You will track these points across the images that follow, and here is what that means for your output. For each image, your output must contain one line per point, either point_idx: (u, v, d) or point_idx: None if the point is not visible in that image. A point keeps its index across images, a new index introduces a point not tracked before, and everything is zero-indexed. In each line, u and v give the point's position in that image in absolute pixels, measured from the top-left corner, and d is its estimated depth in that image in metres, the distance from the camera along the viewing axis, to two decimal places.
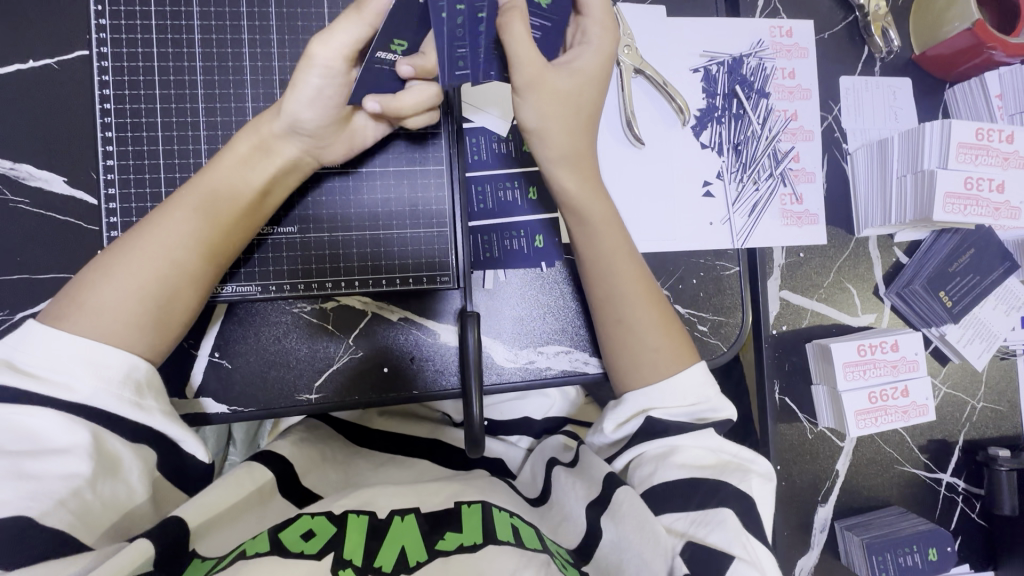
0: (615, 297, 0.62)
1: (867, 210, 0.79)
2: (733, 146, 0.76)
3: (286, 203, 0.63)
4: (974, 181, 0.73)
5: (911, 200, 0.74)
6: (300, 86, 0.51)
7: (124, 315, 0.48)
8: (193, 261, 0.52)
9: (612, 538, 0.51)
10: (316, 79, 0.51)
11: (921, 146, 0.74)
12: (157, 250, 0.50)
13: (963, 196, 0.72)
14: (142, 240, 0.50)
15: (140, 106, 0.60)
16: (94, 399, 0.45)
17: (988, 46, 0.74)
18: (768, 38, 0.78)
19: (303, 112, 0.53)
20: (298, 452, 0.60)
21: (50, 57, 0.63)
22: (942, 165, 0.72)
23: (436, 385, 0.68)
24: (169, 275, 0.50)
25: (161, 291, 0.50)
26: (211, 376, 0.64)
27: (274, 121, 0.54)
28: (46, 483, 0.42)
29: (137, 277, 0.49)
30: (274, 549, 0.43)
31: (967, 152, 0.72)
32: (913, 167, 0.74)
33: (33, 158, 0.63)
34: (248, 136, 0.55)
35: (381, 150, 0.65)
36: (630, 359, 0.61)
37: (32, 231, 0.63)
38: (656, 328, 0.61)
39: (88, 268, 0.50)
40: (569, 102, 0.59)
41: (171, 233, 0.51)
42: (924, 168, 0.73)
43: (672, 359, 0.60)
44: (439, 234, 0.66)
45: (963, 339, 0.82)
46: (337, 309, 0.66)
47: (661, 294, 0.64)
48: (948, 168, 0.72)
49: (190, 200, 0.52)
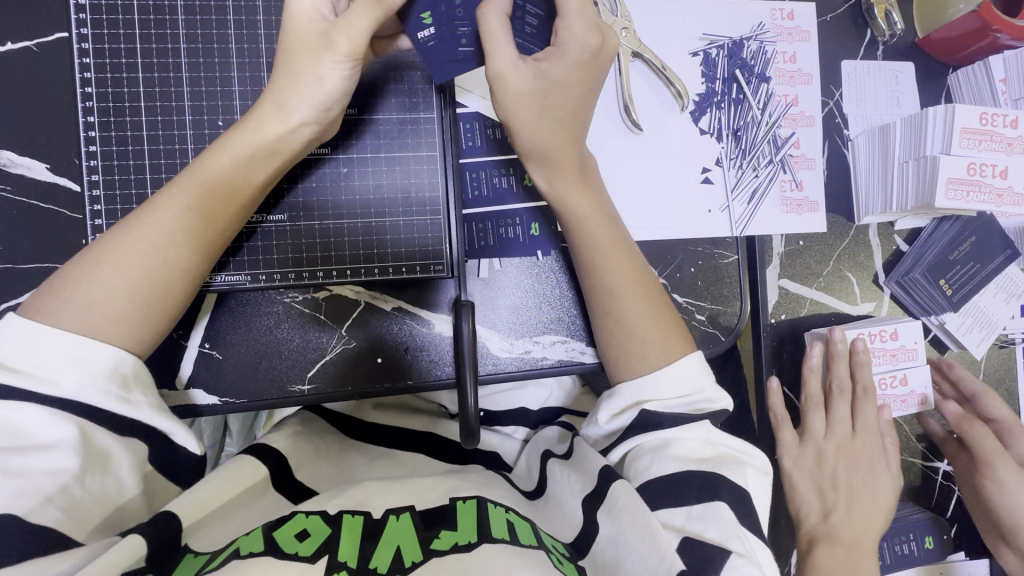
0: (607, 294, 0.61)
1: (867, 197, 0.78)
2: (732, 132, 0.75)
3: (282, 190, 0.61)
4: (977, 167, 0.71)
5: (913, 185, 0.72)
6: (329, 79, 0.51)
7: (112, 310, 0.47)
8: (185, 258, 0.50)
9: (609, 533, 0.50)
10: (327, 79, 0.51)
11: (924, 131, 0.72)
12: (147, 245, 0.49)
13: (967, 182, 0.71)
14: (131, 233, 0.49)
15: (123, 91, 0.58)
16: (79, 394, 0.44)
17: (993, 29, 0.73)
18: (769, 21, 0.77)
19: (310, 107, 0.51)
20: (290, 445, 0.59)
21: (29, 40, 0.61)
22: (944, 150, 0.71)
23: (431, 376, 0.67)
24: (158, 270, 0.49)
25: (148, 286, 0.49)
26: (202, 368, 0.63)
27: (278, 122, 0.52)
28: (31, 480, 0.41)
29: (127, 272, 0.48)
30: (269, 549, 0.42)
31: (970, 137, 0.71)
32: (915, 152, 0.73)
33: (14, 144, 0.61)
34: (251, 136, 0.52)
35: (373, 135, 0.63)
36: (619, 346, 0.61)
37: (15, 220, 0.61)
38: (647, 321, 0.60)
39: (75, 260, 0.49)
40: (533, 104, 0.56)
41: (161, 227, 0.49)
42: (927, 154, 0.72)
43: (662, 351, 0.59)
44: (433, 222, 0.65)
45: (963, 327, 0.81)
46: (329, 298, 0.65)
47: (656, 285, 0.63)
48: (951, 154, 0.71)
49: (184, 194, 0.51)
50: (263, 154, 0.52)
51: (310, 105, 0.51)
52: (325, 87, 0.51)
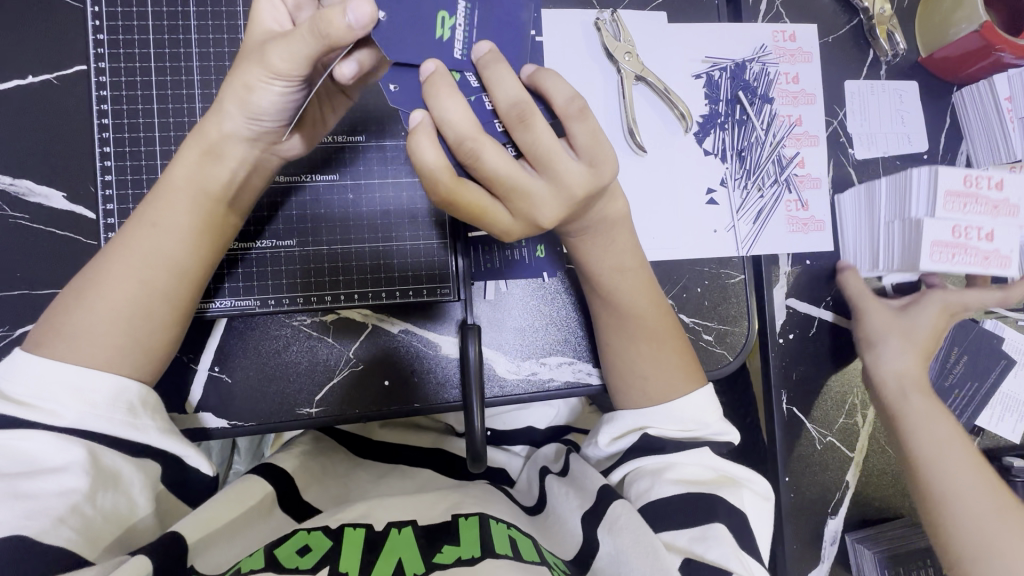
0: (603, 327, 0.62)
1: (854, 246, 0.78)
2: (737, 152, 0.75)
3: (275, 215, 0.62)
4: (961, 230, 0.70)
5: (900, 246, 0.72)
6: (260, 91, 0.46)
7: (98, 339, 0.48)
8: (161, 278, 0.50)
9: (610, 551, 0.49)
10: (258, 89, 0.46)
11: (909, 190, 0.70)
12: (122, 269, 0.49)
13: (951, 245, 0.70)
14: (109, 260, 0.50)
15: (138, 121, 0.60)
16: (82, 422, 0.45)
17: (996, 48, 0.73)
18: (772, 43, 0.78)
19: (247, 113, 0.48)
20: (299, 466, 0.59)
21: (49, 73, 0.63)
22: (928, 213, 0.69)
23: (438, 398, 0.67)
24: (136, 295, 0.49)
25: (131, 312, 0.49)
26: (211, 391, 0.63)
27: (216, 125, 0.49)
28: (41, 501, 0.41)
29: (109, 297, 0.48)
30: (270, 566, 0.42)
31: (956, 200, 0.69)
32: (901, 212, 0.72)
33: (32, 173, 0.63)
34: (196, 142, 0.50)
35: (380, 160, 0.65)
36: (617, 376, 0.61)
37: (33, 247, 0.63)
38: (650, 359, 0.60)
39: (64, 292, 0.50)
40: None
41: (132, 249, 0.50)
42: (912, 216, 0.71)
43: (664, 386, 0.59)
44: (440, 244, 0.66)
45: (993, 417, 0.83)
46: (338, 321, 0.66)
47: (668, 317, 0.61)
48: (935, 216, 0.69)
49: (151, 216, 0.50)
50: (211, 159, 0.51)
51: (238, 106, 0.48)
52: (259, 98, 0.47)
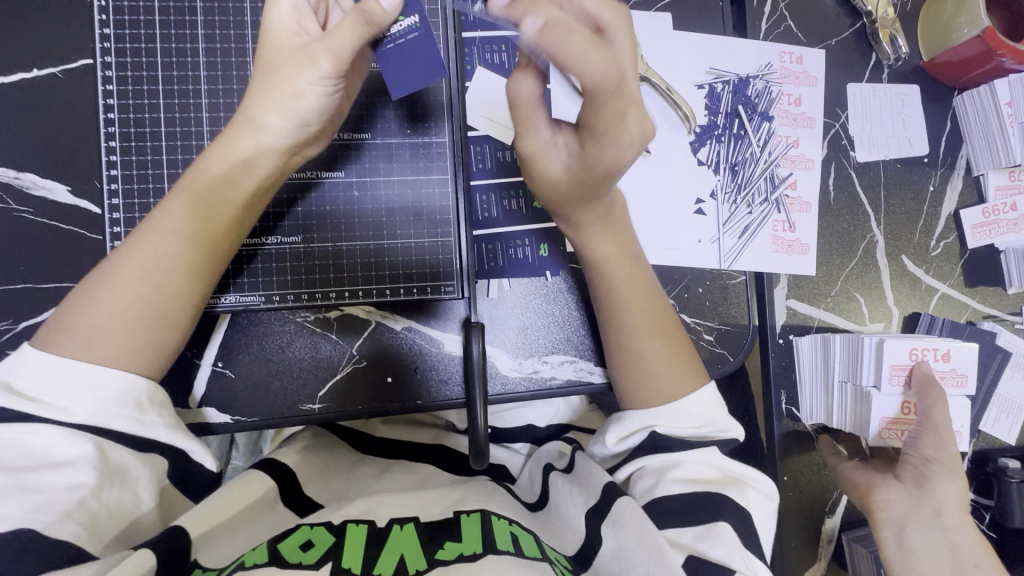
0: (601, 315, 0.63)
1: (811, 401, 0.78)
2: (730, 166, 0.76)
3: (281, 212, 0.62)
4: (908, 404, 0.75)
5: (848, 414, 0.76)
6: (307, 95, 0.48)
7: (113, 338, 0.48)
8: (178, 282, 0.50)
9: (613, 546, 0.50)
10: (307, 94, 0.48)
11: (860, 359, 0.74)
12: (139, 271, 0.49)
13: (898, 420, 0.75)
14: (126, 260, 0.50)
15: (144, 116, 0.60)
16: (92, 418, 0.45)
17: (998, 53, 0.74)
18: (777, 63, 0.78)
19: (286, 120, 0.50)
20: (300, 461, 0.60)
21: (54, 67, 0.63)
22: (876, 386, 0.74)
23: (441, 395, 0.67)
24: (152, 300, 0.49)
25: (145, 312, 0.49)
26: (214, 386, 0.64)
27: (251, 136, 0.51)
28: (49, 496, 0.41)
29: (125, 298, 0.49)
30: (274, 561, 0.43)
31: (900, 372, 0.74)
32: (851, 375, 0.75)
33: (36, 167, 0.62)
34: (225, 153, 0.51)
35: (386, 158, 0.65)
36: (629, 380, 0.61)
37: (38, 241, 0.63)
38: (659, 360, 0.61)
39: (77, 290, 0.50)
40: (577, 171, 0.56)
41: (153, 252, 0.50)
42: (862, 385, 0.74)
43: (674, 386, 0.59)
44: (445, 243, 0.66)
45: (989, 419, 0.84)
46: (340, 317, 0.66)
47: (671, 322, 0.63)
48: (882, 391, 0.73)
49: (170, 220, 0.51)
50: (242, 168, 0.51)
51: (280, 112, 0.49)
52: (304, 102, 0.49)
